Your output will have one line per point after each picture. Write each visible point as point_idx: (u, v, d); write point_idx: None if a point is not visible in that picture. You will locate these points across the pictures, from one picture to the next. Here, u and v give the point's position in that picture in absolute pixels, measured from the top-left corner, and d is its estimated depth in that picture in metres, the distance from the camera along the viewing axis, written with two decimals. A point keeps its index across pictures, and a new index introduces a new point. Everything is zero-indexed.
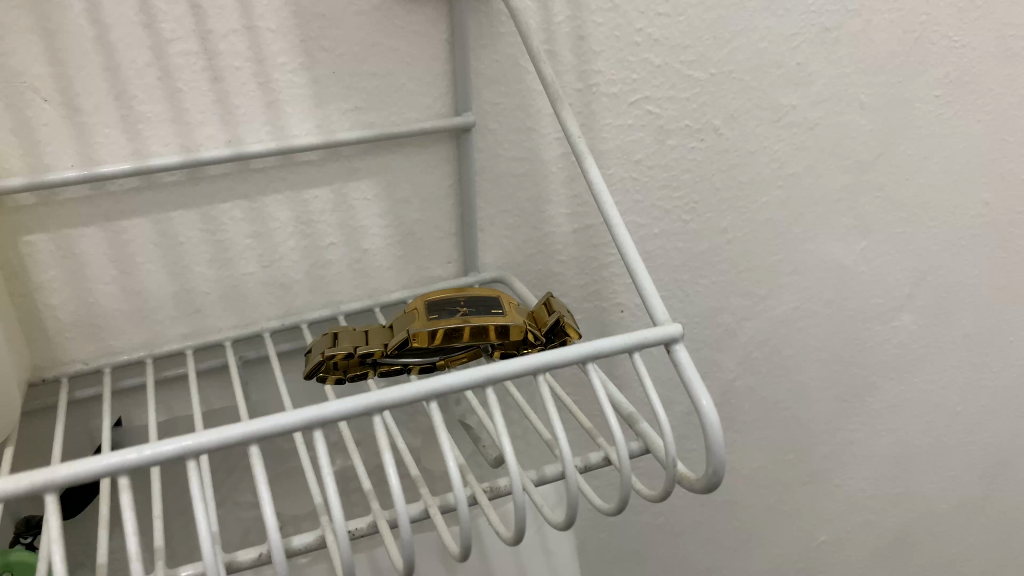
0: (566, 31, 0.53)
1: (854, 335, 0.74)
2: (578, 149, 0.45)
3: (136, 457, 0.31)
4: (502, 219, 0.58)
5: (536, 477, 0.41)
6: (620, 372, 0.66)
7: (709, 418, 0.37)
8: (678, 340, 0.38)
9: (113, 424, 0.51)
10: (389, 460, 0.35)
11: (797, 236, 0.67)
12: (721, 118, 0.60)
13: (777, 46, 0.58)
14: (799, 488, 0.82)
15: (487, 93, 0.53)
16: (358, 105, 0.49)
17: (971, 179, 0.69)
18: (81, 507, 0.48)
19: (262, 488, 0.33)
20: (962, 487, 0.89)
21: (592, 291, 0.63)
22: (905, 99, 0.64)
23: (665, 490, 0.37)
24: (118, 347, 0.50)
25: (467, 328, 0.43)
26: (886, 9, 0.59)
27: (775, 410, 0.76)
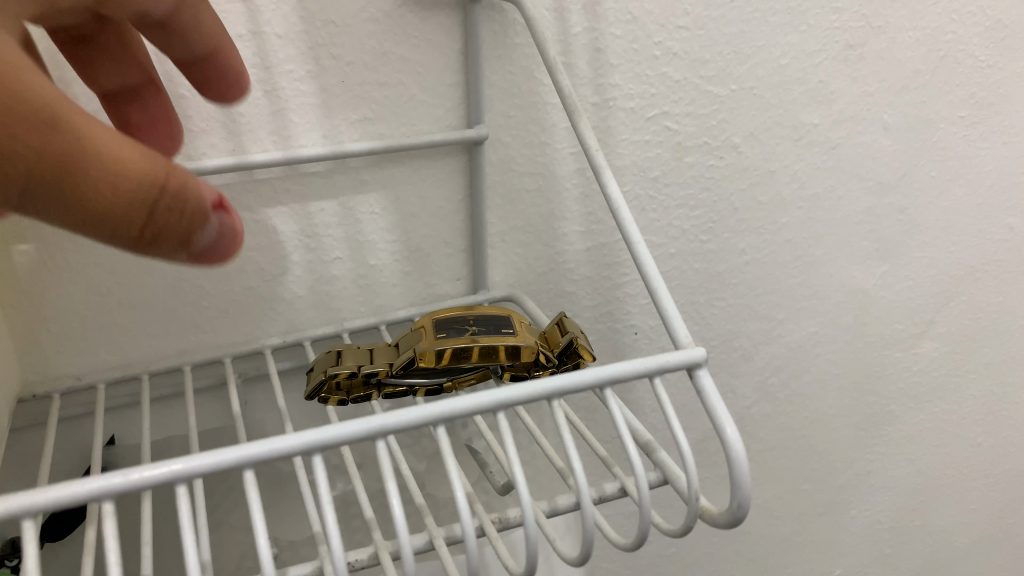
0: (583, 43, 0.51)
1: (873, 362, 0.72)
2: (595, 162, 0.43)
3: (123, 483, 0.28)
4: (514, 236, 0.56)
5: (548, 507, 0.38)
6: (633, 397, 0.64)
7: (735, 451, 0.34)
8: (702, 364, 0.36)
9: (105, 443, 0.49)
10: (395, 490, 0.32)
11: (818, 258, 0.65)
12: (741, 136, 0.58)
13: (799, 63, 0.56)
14: (814, 520, 0.79)
15: (501, 106, 0.51)
16: (367, 115, 0.48)
17: (995, 204, 0.68)
18: (69, 530, 0.46)
19: (258, 519, 0.31)
20: (981, 520, 0.87)
21: (605, 311, 0.61)
22: (931, 120, 0.62)
23: (686, 526, 0.35)
24: (112, 363, 0.48)
25: (476, 348, 0.41)
26: (912, 27, 0.58)
27: (791, 439, 0.73)
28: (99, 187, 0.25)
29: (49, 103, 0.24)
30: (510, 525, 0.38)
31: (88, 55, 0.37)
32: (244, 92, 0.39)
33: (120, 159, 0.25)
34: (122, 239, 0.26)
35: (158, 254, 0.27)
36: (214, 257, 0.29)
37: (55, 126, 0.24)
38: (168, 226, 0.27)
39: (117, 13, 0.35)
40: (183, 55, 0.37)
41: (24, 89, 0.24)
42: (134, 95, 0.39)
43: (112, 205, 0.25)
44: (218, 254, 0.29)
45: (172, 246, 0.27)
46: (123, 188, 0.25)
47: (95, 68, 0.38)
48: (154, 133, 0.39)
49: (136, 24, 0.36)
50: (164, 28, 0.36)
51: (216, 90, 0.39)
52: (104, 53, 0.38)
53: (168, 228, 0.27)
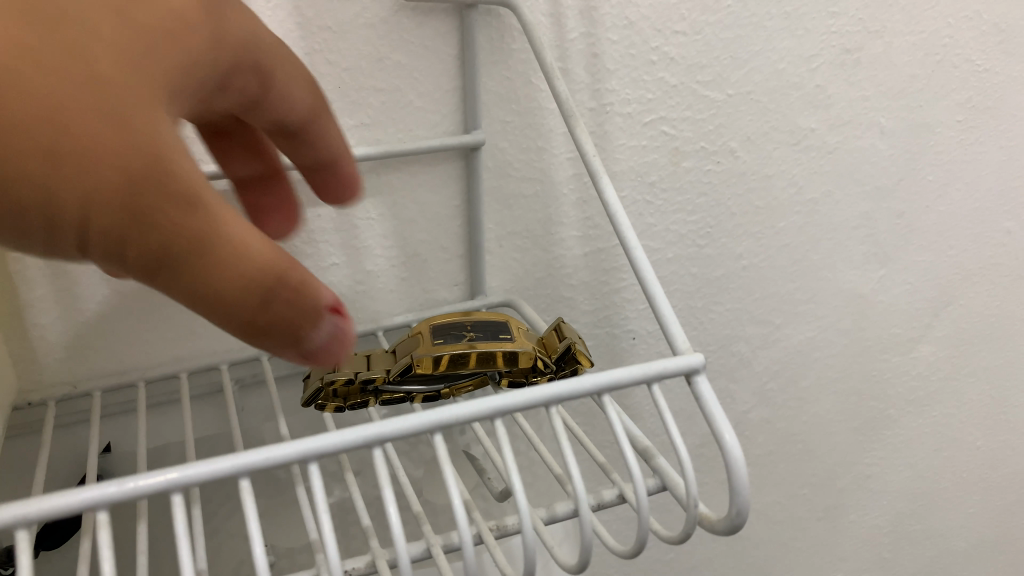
0: (580, 48, 0.51)
1: (871, 367, 0.72)
2: (592, 167, 0.43)
3: (117, 492, 0.28)
4: (511, 242, 0.56)
5: (547, 515, 0.38)
6: (631, 402, 0.64)
7: (734, 457, 0.34)
8: (700, 370, 0.36)
9: (101, 451, 0.48)
10: (392, 498, 0.32)
11: (816, 263, 0.65)
12: (738, 140, 0.58)
13: (795, 68, 0.56)
14: (813, 525, 0.79)
15: (498, 111, 0.51)
16: (364, 121, 0.48)
17: (993, 208, 0.68)
18: (64, 537, 0.45)
19: (254, 528, 0.30)
20: (980, 525, 0.87)
21: (602, 316, 0.61)
22: (927, 124, 0.62)
23: (685, 533, 0.35)
24: (108, 370, 0.48)
25: (473, 354, 0.41)
26: (908, 32, 0.58)
27: (789, 444, 0.73)
28: (228, 274, 0.22)
29: (190, 177, 0.21)
30: (508, 533, 0.38)
31: (225, 148, 0.35)
32: (358, 196, 0.38)
33: (245, 243, 0.22)
34: (237, 327, 0.23)
35: (267, 346, 0.24)
36: (321, 359, 0.26)
37: (193, 202, 0.21)
38: (285, 319, 0.24)
39: (253, 122, 0.33)
40: (309, 161, 0.35)
41: (168, 160, 0.21)
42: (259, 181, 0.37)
43: (237, 295, 0.22)
44: (327, 356, 0.26)
45: (285, 342, 0.24)
46: (245, 274, 0.22)
47: (228, 160, 0.36)
48: (273, 219, 0.37)
49: (270, 130, 0.34)
50: (293, 135, 0.34)
51: (330, 193, 0.37)
52: (239, 150, 0.36)
53: (283, 322, 0.24)
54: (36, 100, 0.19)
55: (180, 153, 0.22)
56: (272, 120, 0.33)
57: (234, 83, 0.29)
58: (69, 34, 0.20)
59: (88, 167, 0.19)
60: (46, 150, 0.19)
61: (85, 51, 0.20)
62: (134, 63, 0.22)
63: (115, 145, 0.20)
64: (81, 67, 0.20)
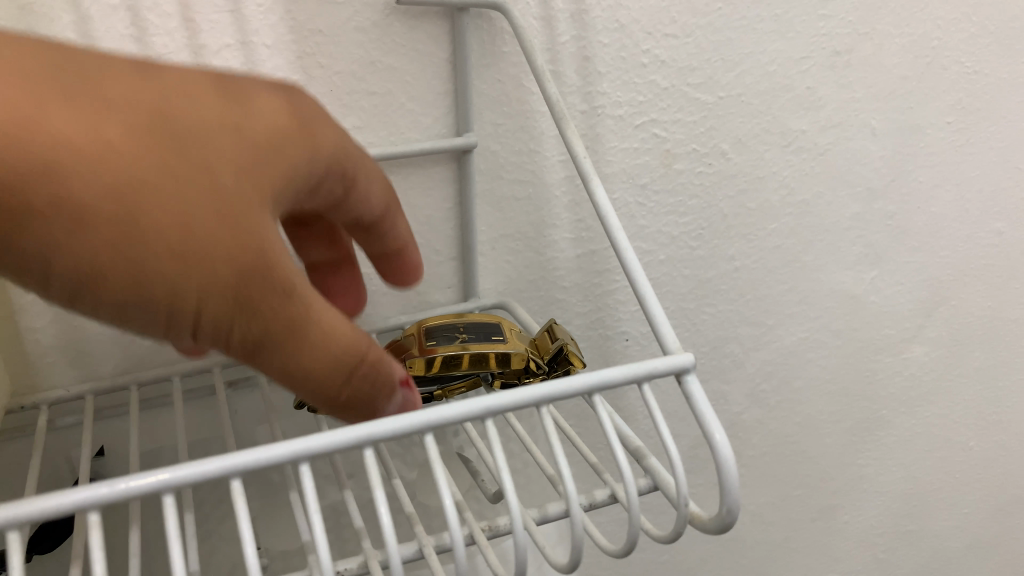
0: (571, 51, 0.51)
1: (864, 367, 0.73)
2: (583, 169, 0.43)
3: (108, 493, 0.28)
4: (503, 244, 0.56)
5: (538, 515, 0.38)
6: (624, 403, 0.64)
7: (724, 456, 0.34)
8: (690, 370, 0.36)
9: (95, 454, 0.48)
10: (383, 498, 0.32)
11: (808, 264, 0.65)
12: (729, 142, 0.58)
13: (786, 70, 0.57)
14: (807, 526, 0.79)
15: (489, 114, 0.51)
16: (356, 124, 0.48)
17: (983, 209, 0.68)
18: (56, 541, 0.45)
19: (245, 529, 0.30)
20: (973, 525, 0.87)
21: (595, 318, 0.62)
22: (917, 126, 0.62)
23: (675, 531, 0.35)
24: (102, 374, 0.48)
25: (466, 356, 0.41)
26: (897, 34, 0.58)
27: (783, 445, 0.74)
28: (314, 356, 0.28)
29: (290, 278, 0.27)
30: (500, 533, 0.38)
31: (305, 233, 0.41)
32: (418, 281, 0.43)
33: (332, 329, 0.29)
34: (319, 397, 0.29)
35: (347, 411, 0.31)
36: None
37: (291, 293, 0.27)
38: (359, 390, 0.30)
39: (337, 217, 0.37)
40: (376, 250, 0.40)
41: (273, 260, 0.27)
42: (335, 267, 0.43)
43: (318, 371, 0.28)
44: None
45: (359, 407, 0.31)
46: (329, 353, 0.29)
47: (306, 246, 0.43)
48: (342, 296, 0.43)
49: (351, 224, 0.38)
50: (369, 229, 0.39)
51: (395, 277, 0.42)
52: (315, 236, 0.41)
53: (358, 392, 0.30)
54: (182, 224, 0.25)
55: (285, 258, 0.28)
56: (353, 215, 0.37)
57: (324, 186, 0.33)
58: (206, 161, 0.26)
59: (216, 273, 0.26)
60: (187, 259, 0.25)
61: (217, 177, 0.26)
62: (256, 178, 0.28)
63: (237, 258, 0.26)
64: (212, 193, 0.26)
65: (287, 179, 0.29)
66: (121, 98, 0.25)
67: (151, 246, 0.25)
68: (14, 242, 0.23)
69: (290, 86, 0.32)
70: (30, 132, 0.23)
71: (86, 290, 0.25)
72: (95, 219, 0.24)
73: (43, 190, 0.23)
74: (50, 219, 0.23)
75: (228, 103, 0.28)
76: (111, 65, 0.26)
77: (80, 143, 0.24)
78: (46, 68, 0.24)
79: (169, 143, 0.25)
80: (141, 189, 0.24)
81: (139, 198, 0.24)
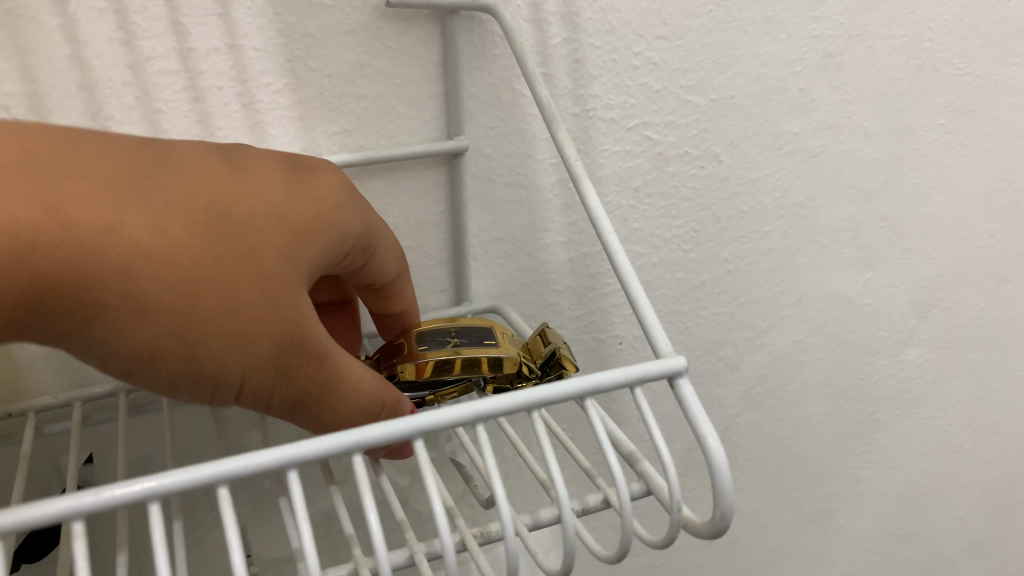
0: (562, 54, 0.51)
1: (858, 370, 0.72)
2: (574, 172, 0.43)
3: (92, 501, 0.28)
4: (496, 248, 0.56)
5: (531, 520, 0.38)
6: (618, 407, 0.64)
7: (717, 460, 0.34)
8: (682, 373, 0.36)
9: (83, 462, 0.48)
10: (372, 505, 0.31)
11: (801, 267, 0.65)
12: (722, 145, 0.58)
13: (778, 72, 0.56)
14: (803, 529, 0.79)
15: (481, 117, 0.51)
16: (346, 127, 0.48)
17: (977, 211, 0.68)
18: (44, 549, 0.45)
19: (233, 538, 0.30)
20: (968, 526, 0.88)
21: (588, 322, 0.61)
22: (910, 127, 0.62)
23: (669, 536, 0.34)
24: (91, 380, 0.47)
25: (458, 360, 0.40)
26: (890, 36, 0.58)
27: (778, 448, 0.73)
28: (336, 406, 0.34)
29: (320, 346, 0.33)
30: (492, 539, 0.38)
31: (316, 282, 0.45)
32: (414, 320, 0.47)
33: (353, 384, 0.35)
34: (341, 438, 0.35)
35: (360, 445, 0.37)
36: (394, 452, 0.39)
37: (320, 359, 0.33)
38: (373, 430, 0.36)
39: (353, 280, 0.43)
40: (379, 294, 0.44)
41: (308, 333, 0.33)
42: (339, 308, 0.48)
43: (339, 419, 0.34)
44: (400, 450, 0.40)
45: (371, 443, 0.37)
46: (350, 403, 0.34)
47: (315, 290, 0.46)
48: (341, 337, 0.48)
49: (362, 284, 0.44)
50: (380, 292, 0.45)
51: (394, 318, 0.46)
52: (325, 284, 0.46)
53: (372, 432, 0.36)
54: (234, 309, 0.30)
55: (311, 331, 0.33)
56: (368, 281, 0.43)
57: (348, 257, 0.40)
58: (250, 253, 0.31)
59: (256, 350, 0.31)
60: (232, 339, 0.30)
61: (264, 264, 0.32)
62: (291, 261, 0.33)
63: (277, 334, 0.31)
64: (259, 281, 0.31)
65: (312, 259, 0.35)
66: (181, 202, 0.30)
67: (207, 328, 0.30)
68: (88, 329, 0.28)
69: (315, 171, 0.37)
70: (112, 240, 0.27)
71: (142, 368, 0.29)
72: (160, 311, 0.29)
73: (119, 288, 0.28)
74: (122, 311, 0.28)
75: (266, 197, 0.33)
76: (173, 168, 0.31)
77: (150, 248, 0.28)
78: (119, 177, 0.29)
79: (221, 242, 0.30)
80: (204, 280, 0.30)
81: (196, 291, 0.29)
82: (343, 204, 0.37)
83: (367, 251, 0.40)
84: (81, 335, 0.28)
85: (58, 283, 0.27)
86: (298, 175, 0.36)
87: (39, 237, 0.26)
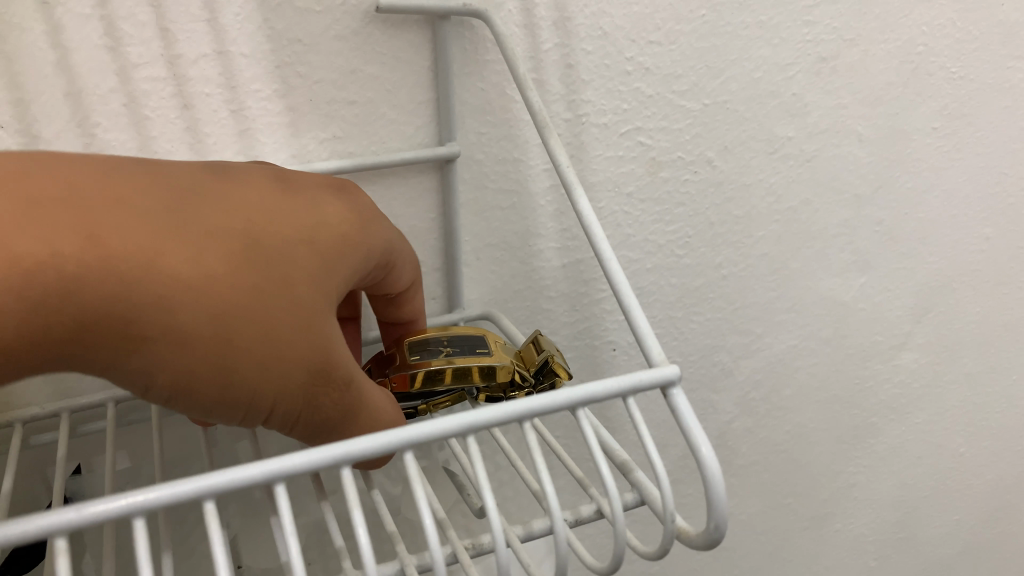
0: (554, 59, 0.50)
1: (854, 375, 0.72)
2: (566, 179, 0.43)
3: (75, 518, 0.27)
4: (489, 254, 0.56)
5: (523, 532, 0.38)
6: (612, 414, 0.63)
7: (711, 470, 0.34)
8: (675, 382, 0.35)
9: (70, 473, 0.48)
10: (361, 519, 0.31)
11: (796, 272, 0.65)
12: (715, 149, 0.57)
13: (772, 76, 0.56)
14: (798, 535, 0.79)
15: (472, 123, 0.51)
16: (336, 133, 0.47)
17: (972, 215, 0.68)
18: (30, 561, 0.44)
19: (218, 553, 0.29)
20: (965, 531, 0.87)
21: (582, 328, 0.61)
22: (904, 132, 0.62)
23: (662, 548, 0.34)
24: (77, 390, 0.47)
25: (450, 370, 0.40)
26: (883, 40, 0.58)
27: (774, 453, 0.73)
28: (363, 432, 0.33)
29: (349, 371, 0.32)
30: (484, 551, 0.38)
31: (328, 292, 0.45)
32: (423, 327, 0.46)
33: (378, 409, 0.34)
34: None
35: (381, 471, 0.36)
36: None
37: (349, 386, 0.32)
38: None
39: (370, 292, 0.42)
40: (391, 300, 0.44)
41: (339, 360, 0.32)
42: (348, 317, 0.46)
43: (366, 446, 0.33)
44: None
45: None
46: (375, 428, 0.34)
47: None
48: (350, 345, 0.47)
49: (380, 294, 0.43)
50: (395, 301, 0.44)
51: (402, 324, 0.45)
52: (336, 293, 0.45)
53: None
54: (272, 337, 0.29)
55: (340, 354, 0.32)
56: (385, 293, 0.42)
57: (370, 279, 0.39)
58: (284, 278, 0.30)
59: (291, 379, 0.30)
60: (269, 368, 0.29)
61: (299, 290, 0.31)
62: (322, 286, 0.32)
63: (313, 362, 0.30)
64: (295, 307, 0.30)
65: (341, 282, 0.34)
66: (215, 229, 0.29)
67: (246, 356, 0.28)
68: (125, 363, 0.27)
69: (337, 196, 0.36)
70: (150, 272, 0.26)
71: (178, 400, 0.28)
72: (200, 341, 0.27)
73: (160, 320, 0.27)
74: (161, 342, 0.27)
75: (295, 222, 0.32)
76: (204, 198, 0.30)
77: (189, 278, 0.27)
78: (155, 207, 0.28)
79: (256, 267, 0.29)
80: (243, 308, 0.28)
81: (234, 318, 0.28)
82: (365, 227, 0.36)
83: (387, 269, 0.39)
84: (117, 370, 0.27)
85: (97, 316, 0.26)
86: (323, 200, 0.35)
87: (82, 272, 0.25)
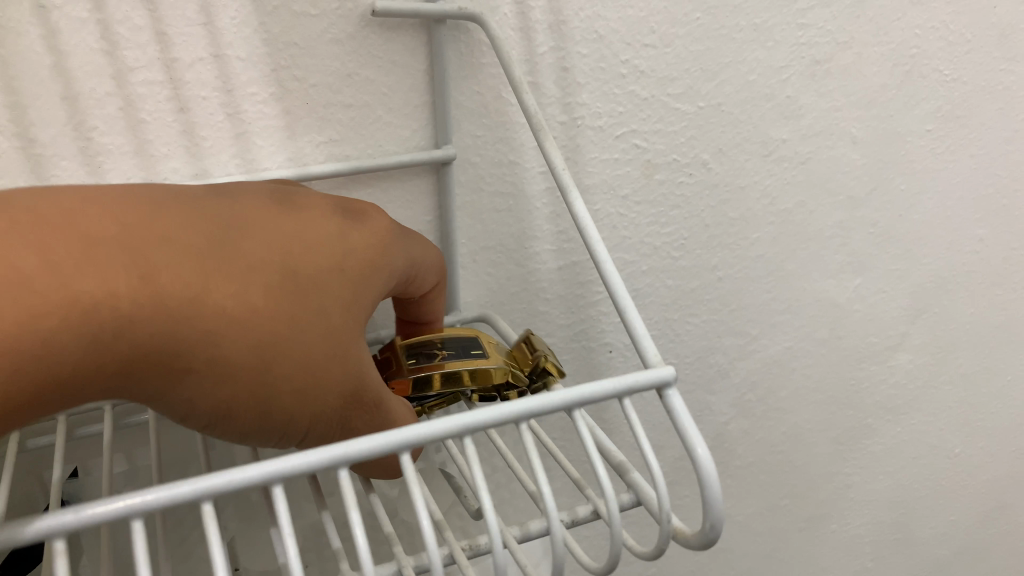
0: (550, 62, 0.51)
1: (849, 376, 0.72)
2: (561, 181, 0.43)
3: (74, 520, 0.27)
4: (485, 256, 0.56)
5: (520, 532, 0.38)
6: (609, 416, 0.64)
7: (707, 470, 0.34)
8: (671, 383, 0.36)
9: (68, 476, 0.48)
10: (359, 519, 0.31)
11: (791, 274, 0.65)
12: (710, 152, 0.58)
13: (766, 79, 0.56)
14: (795, 536, 0.79)
15: (468, 125, 0.51)
16: (333, 137, 0.47)
17: (965, 217, 0.68)
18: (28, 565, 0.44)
19: (218, 555, 0.29)
20: (960, 531, 0.88)
21: (578, 330, 0.61)
22: (897, 134, 0.62)
23: (658, 548, 0.34)
24: None
25: (446, 373, 0.40)
26: (876, 42, 0.58)
27: (770, 454, 0.73)
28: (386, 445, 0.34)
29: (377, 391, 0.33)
30: (481, 552, 0.38)
31: None
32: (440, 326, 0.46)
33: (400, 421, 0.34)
34: None
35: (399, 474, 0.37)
36: None
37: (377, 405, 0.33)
38: None
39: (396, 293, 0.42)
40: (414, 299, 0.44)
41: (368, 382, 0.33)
42: None
43: None
44: None
45: None
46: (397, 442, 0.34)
47: None
48: None
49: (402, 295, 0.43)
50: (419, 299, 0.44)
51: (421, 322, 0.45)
52: None
53: None
54: (307, 367, 0.30)
55: (368, 372, 0.33)
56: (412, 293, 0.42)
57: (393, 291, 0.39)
58: (319, 307, 0.31)
59: (323, 403, 0.31)
60: (304, 395, 0.30)
61: (332, 318, 0.31)
62: (352, 310, 0.33)
63: (344, 387, 0.31)
64: (329, 335, 0.31)
65: (369, 299, 0.34)
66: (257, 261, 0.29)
67: (282, 387, 0.29)
68: (170, 394, 0.28)
69: (365, 213, 0.36)
70: (199, 310, 0.27)
71: (218, 425, 0.29)
72: (240, 375, 0.28)
73: (204, 355, 0.27)
74: (205, 377, 0.28)
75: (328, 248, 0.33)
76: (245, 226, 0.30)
77: (233, 313, 0.28)
78: (194, 239, 0.28)
79: (292, 297, 0.30)
80: (281, 341, 0.29)
81: (272, 352, 0.29)
82: (391, 243, 0.36)
83: (410, 279, 0.40)
84: (163, 398, 0.28)
85: (148, 354, 0.26)
86: (352, 219, 0.35)
87: (135, 312, 0.25)
